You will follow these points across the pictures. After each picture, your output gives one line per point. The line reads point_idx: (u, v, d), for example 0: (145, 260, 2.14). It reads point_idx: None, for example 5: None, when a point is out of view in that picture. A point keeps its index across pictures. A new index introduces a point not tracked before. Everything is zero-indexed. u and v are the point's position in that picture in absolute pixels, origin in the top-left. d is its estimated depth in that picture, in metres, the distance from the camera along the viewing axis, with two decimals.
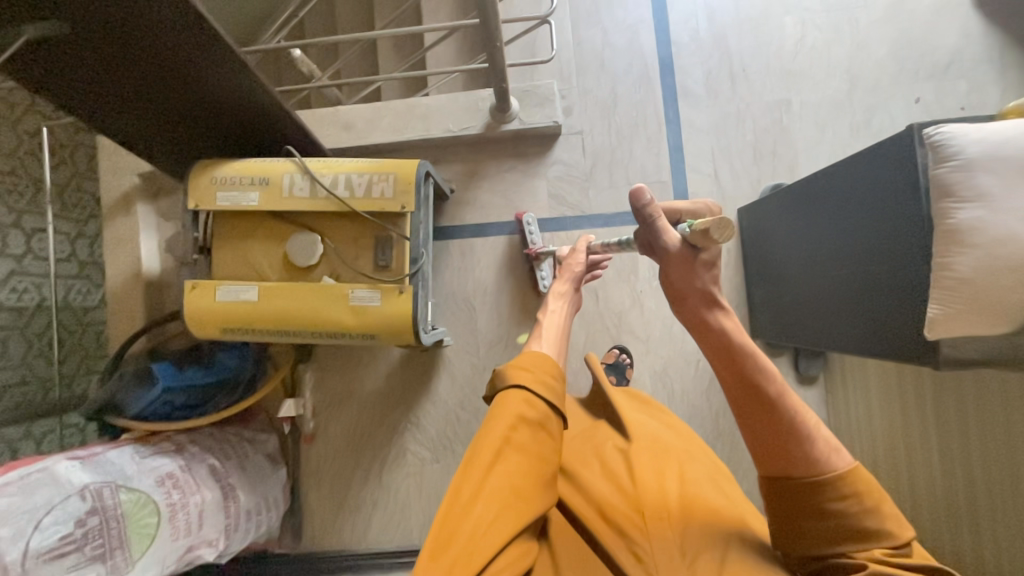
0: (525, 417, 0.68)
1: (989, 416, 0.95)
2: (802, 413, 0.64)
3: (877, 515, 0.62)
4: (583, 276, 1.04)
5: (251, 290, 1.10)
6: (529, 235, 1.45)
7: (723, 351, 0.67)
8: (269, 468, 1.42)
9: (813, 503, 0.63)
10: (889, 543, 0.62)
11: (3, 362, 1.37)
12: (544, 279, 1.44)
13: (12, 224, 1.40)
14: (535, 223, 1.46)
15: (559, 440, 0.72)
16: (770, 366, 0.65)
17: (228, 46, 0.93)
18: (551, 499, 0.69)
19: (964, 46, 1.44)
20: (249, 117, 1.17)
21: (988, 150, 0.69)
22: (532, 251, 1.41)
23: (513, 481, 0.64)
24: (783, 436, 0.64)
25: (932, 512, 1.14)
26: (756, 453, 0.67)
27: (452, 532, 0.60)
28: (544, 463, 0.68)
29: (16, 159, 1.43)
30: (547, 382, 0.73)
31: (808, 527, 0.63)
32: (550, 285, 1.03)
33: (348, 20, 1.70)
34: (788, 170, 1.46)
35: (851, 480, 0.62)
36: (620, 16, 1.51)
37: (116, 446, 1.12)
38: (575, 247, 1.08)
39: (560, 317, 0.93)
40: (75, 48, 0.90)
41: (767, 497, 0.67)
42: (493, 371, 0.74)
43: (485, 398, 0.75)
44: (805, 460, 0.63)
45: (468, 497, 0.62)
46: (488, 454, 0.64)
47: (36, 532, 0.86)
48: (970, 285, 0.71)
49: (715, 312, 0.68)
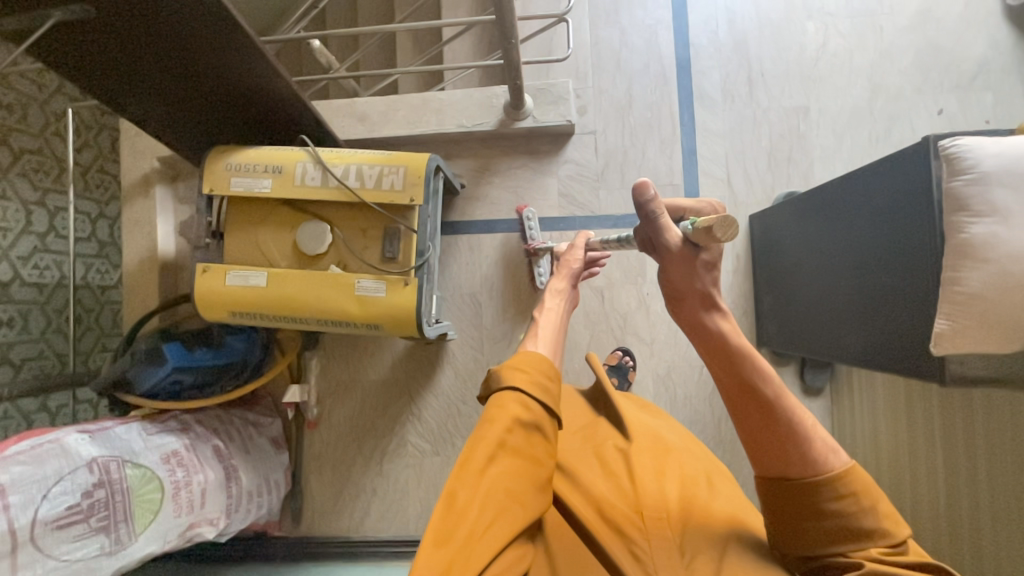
0: (520, 420, 0.68)
1: (998, 435, 0.93)
2: (799, 414, 0.64)
3: (874, 514, 0.61)
4: (580, 274, 1.04)
5: (261, 275, 1.12)
6: (529, 231, 1.46)
7: (720, 352, 0.67)
8: (270, 451, 1.46)
9: (811, 504, 0.62)
10: (884, 543, 0.61)
11: (23, 335, 1.41)
12: (542, 276, 1.46)
13: (37, 202, 1.46)
14: (535, 219, 1.46)
15: (553, 440, 0.72)
16: (767, 366, 0.65)
17: (248, 35, 0.95)
18: (547, 498, 0.69)
19: (992, 57, 1.41)
20: (267, 107, 1.19)
21: (1006, 164, 0.68)
22: (531, 247, 1.42)
23: (507, 483, 0.64)
24: (781, 438, 0.63)
25: (934, 531, 1.12)
26: (753, 454, 0.67)
27: (448, 533, 0.59)
28: (539, 464, 0.68)
29: (42, 139, 1.48)
30: (542, 383, 0.73)
31: (806, 528, 0.63)
32: (547, 282, 1.02)
33: (368, 13, 1.72)
34: (802, 178, 1.45)
35: (848, 480, 0.62)
36: (639, 16, 1.51)
37: (124, 422, 1.14)
38: (573, 244, 1.07)
39: (557, 314, 0.93)
40: (100, 33, 0.92)
41: (764, 499, 0.67)
42: (488, 372, 0.74)
43: (480, 400, 0.75)
44: (802, 460, 0.63)
45: (463, 503, 0.61)
46: (482, 457, 0.64)
47: (45, 502, 0.89)
48: (981, 301, 0.69)
49: (713, 313, 0.68)
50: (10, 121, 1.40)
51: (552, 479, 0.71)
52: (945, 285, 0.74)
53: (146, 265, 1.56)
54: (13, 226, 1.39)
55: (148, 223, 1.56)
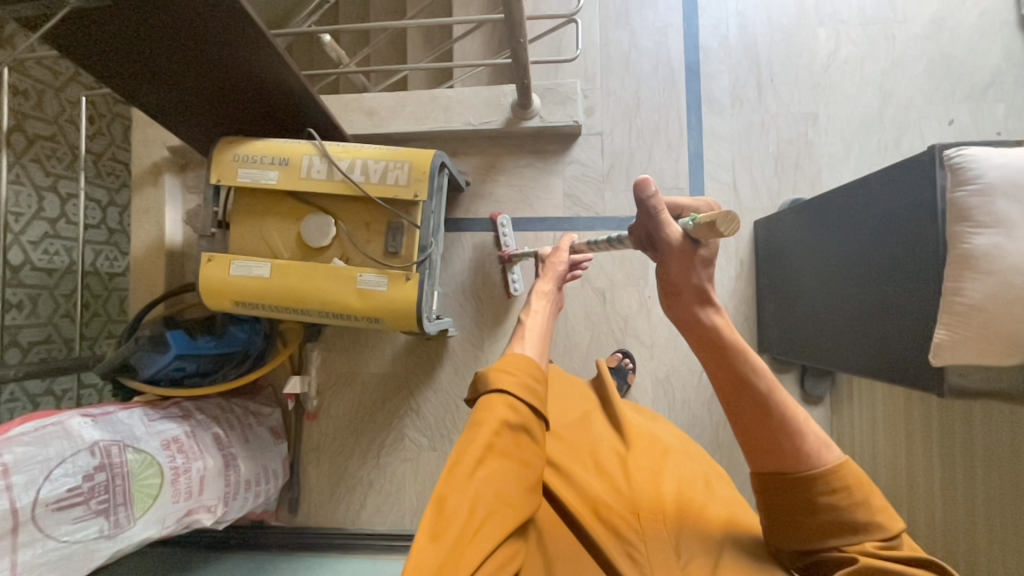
0: (508, 422, 0.68)
1: (996, 449, 0.92)
2: (792, 410, 0.64)
3: (868, 509, 0.62)
4: (565, 275, 1.07)
5: (264, 265, 1.13)
6: (503, 239, 1.49)
7: (714, 348, 0.66)
8: (270, 440, 1.48)
9: (804, 498, 0.62)
10: (880, 536, 0.61)
11: (31, 319, 1.43)
12: (515, 282, 1.49)
13: (49, 188, 1.48)
14: (508, 226, 1.50)
15: (541, 441, 0.72)
16: (758, 361, 0.65)
17: (258, 28, 0.96)
18: (538, 497, 0.69)
19: (1006, 68, 1.39)
20: (277, 101, 1.21)
21: (1011, 175, 0.67)
22: (505, 254, 1.44)
23: (497, 485, 0.64)
24: (774, 433, 0.64)
25: (930, 543, 1.11)
26: (747, 450, 0.67)
27: (439, 533, 0.59)
28: (527, 467, 0.68)
29: (56, 126, 1.50)
30: (529, 386, 0.74)
31: (800, 522, 0.63)
32: (534, 283, 1.05)
33: (380, 9, 1.73)
34: (809, 184, 1.44)
35: (841, 474, 0.62)
36: (649, 18, 1.50)
37: (127, 407, 1.16)
38: (559, 246, 1.11)
39: (543, 315, 0.95)
40: (117, 25, 0.94)
41: (759, 496, 0.67)
42: (475, 375, 0.75)
43: (468, 402, 0.76)
44: (795, 455, 0.63)
45: (452, 507, 0.61)
46: (470, 460, 0.64)
47: (46, 482, 0.90)
48: (981, 312, 0.69)
49: (707, 308, 0.67)
50: (27, 107, 1.42)
51: (542, 478, 0.71)
52: (946, 296, 0.73)
53: (153, 253, 1.57)
54: (25, 211, 1.41)
55: (157, 211, 1.57)
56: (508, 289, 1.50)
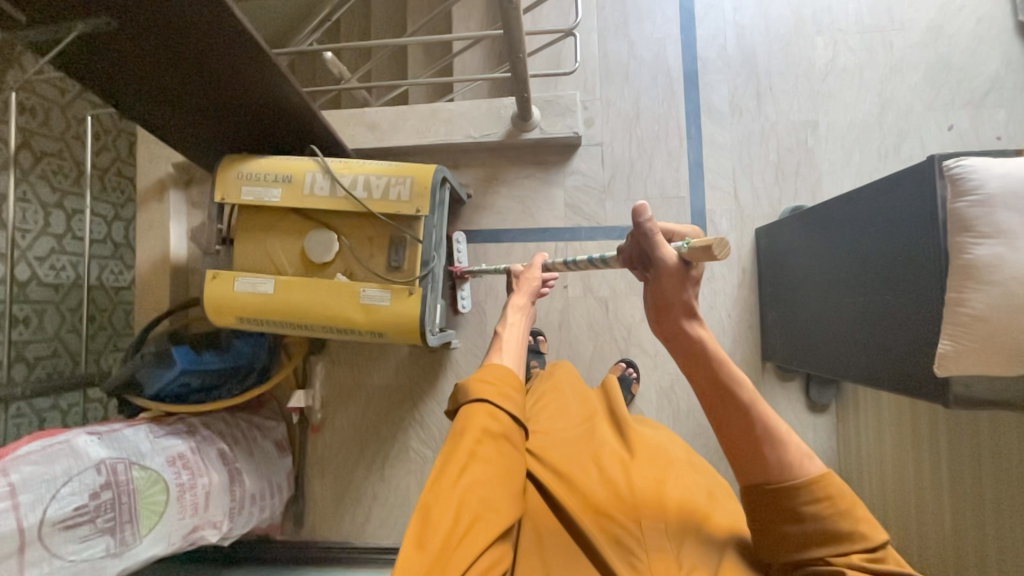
0: (491, 430, 0.68)
1: (1003, 456, 0.91)
2: (772, 419, 0.64)
3: (850, 518, 0.61)
4: (538, 291, 1.07)
5: (268, 282, 1.13)
6: (455, 254, 1.49)
7: (698, 360, 0.67)
8: (274, 454, 1.48)
9: (788, 507, 0.62)
10: (863, 547, 0.60)
11: (37, 334, 1.44)
12: (463, 300, 1.49)
13: (56, 204, 1.49)
14: (463, 242, 1.50)
15: (523, 449, 0.72)
16: (739, 372, 0.65)
17: (263, 48, 0.97)
18: (523, 505, 0.69)
19: (1005, 73, 1.39)
20: (277, 119, 1.23)
21: (1013, 185, 0.67)
22: (457, 269, 1.42)
23: (482, 492, 0.64)
24: (758, 442, 0.64)
25: (939, 553, 1.10)
26: (732, 459, 0.67)
27: (425, 538, 0.60)
28: (512, 475, 0.68)
29: (63, 143, 1.52)
30: (513, 397, 0.73)
31: (786, 532, 0.63)
32: (509, 298, 1.04)
33: (380, 24, 1.75)
34: (810, 192, 1.44)
35: (824, 484, 0.62)
36: (648, 29, 1.51)
37: (133, 424, 1.16)
38: (532, 263, 1.12)
39: (520, 328, 0.95)
40: (122, 47, 0.95)
41: (746, 506, 0.67)
42: (456, 387, 0.74)
43: (451, 414, 0.76)
44: (779, 465, 0.64)
45: (436, 515, 0.61)
46: (454, 467, 0.64)
47: (52, 501, 0.90)
48: (984, 323, 0.68)
49: (693, 322, 0.67)
50: (34, 125, 1.44)
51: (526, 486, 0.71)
52: (949, 306, 0.73)
53: (158, 267, 1.59)
54: (31, 228, 1.42)
55: (162, 227, 1.58)
56: (456, 306, 1.50)
